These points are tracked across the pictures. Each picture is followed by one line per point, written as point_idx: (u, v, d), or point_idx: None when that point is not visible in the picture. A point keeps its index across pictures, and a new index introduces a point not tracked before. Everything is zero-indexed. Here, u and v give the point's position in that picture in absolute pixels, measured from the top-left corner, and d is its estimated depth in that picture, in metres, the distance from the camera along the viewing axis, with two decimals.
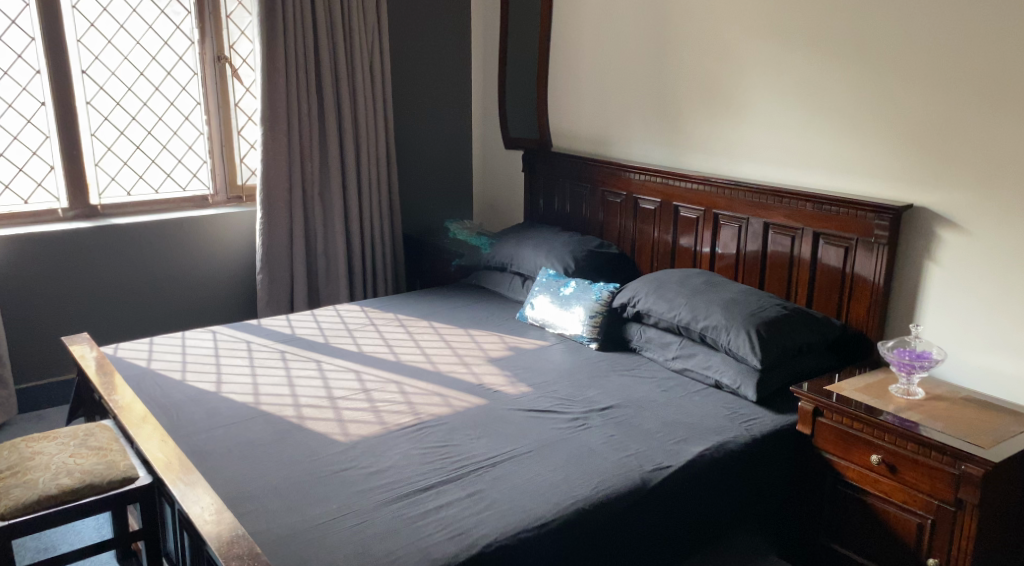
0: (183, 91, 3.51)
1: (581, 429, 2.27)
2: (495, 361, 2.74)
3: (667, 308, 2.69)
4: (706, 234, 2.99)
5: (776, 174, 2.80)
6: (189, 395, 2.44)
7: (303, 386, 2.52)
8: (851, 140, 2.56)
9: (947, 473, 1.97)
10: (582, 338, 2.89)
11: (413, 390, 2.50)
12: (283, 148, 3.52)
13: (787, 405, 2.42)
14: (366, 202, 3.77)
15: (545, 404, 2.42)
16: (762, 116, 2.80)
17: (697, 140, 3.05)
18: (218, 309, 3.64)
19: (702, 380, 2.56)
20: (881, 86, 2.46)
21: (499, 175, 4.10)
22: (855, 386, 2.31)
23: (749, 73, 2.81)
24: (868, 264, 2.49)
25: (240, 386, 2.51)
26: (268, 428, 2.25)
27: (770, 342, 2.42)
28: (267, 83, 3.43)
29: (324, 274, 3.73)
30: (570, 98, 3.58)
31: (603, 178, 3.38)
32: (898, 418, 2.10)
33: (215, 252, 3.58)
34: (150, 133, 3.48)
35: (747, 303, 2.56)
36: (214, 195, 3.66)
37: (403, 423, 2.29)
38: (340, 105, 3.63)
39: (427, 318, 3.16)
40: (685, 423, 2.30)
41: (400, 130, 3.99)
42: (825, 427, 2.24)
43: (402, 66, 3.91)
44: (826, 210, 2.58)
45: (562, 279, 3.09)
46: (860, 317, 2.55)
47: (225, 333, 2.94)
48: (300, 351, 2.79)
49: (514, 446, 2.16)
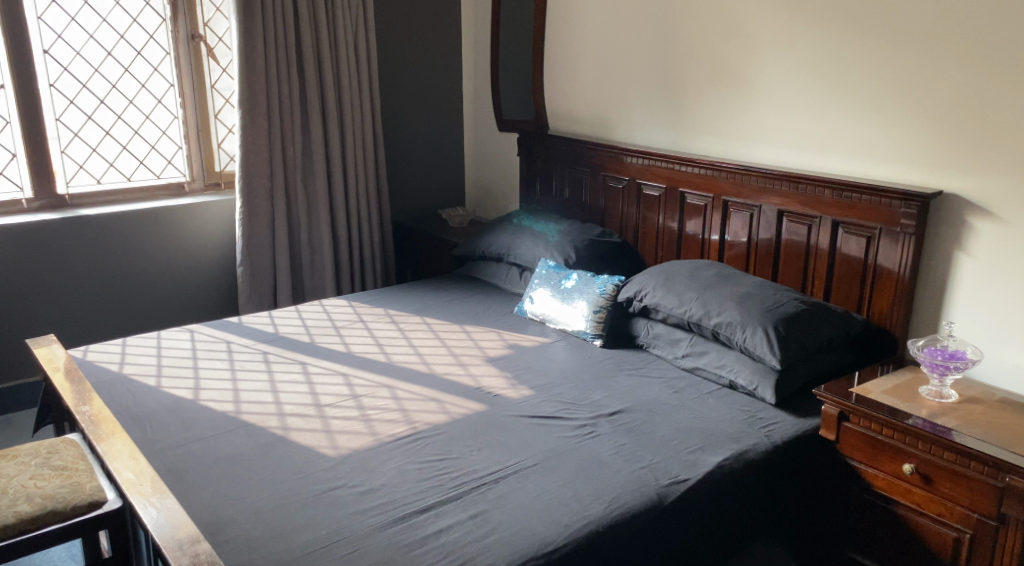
0: (154, 72, 3.29)
1: (589, 437, 2.10)
2: (493, 361, 2.57)
3: (677, 302, 2.52)
4: (715, 221, 2.82)
5: (792, 159, 2.62)
6: (165, 404, 2.25)
7: (288, 392, 2.33)
8: (875, 122, 2.38)
9: (989, 485, 1.83)
10: (585, 334, 2.72)
11: (406, 395, 2.32)
12: (263, 133, 3.31)
13: (807, 407, 2.26)
14: (351, 190, 3.57)
15: (549, 410, 2.24)
16: (776, 96, 2.62)
17: (706, 123, 2.86)
18: (197, 305, 3.44)
19: (715, 380, 2.41)
20: (907, 66, 2.28)
21: (492, 160, 3.91)
22: (882, 388, 2.15)
23: (763, 50, 2.63)
24: (892, 254, 2.32)
25: (220, 392, 2.33)
26: (250, 441, 2.07)
27: (789, 340, 2.26)
28: (244, 63, 3.22)
29: (309, 267, 3.53)
30: (568, 79, 3.39)
31: (603, 163, 3.19)
32: (929, 424, 1.95)
33: (193, 244, 3.38)
34: (119, 117, 3.26)
35: (764, 298, 2.39)
36: (191, 182, 3.45)
37: (397, 434, 2.11)
38: (324, 85, 3.42)
39: (420, 313, 2.98)
40: (700, 430, 2.14)
41: (388, 113, 3.78)
42: (851, 432, 2.09)
43: (388, 43, 3.70)
44: (846, 197, 2.41)
45: (563, 271, 2.92)
46: (883, 311, 2.38)
47: (204, 333, 2.75)
48: (285, 352, 2.61)
49: (518, 459, 2.00)
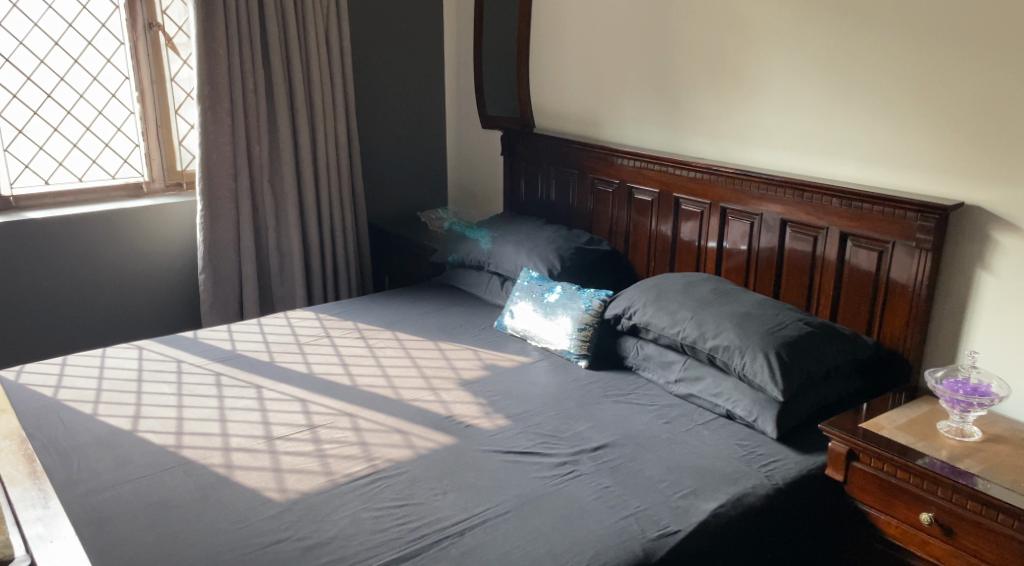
0: (107, 64, 3.05)
1: (569, 478, 1.88)
2: (467, 384, 2.34)
3: (669, 322, 2.30)
4: (711, 229, 2.60)
5: (796, 164, 2.40)
6: (98, 436, 2.03)
7: (237, 422, 2.11)
8: (888, 125, 2.15)
9: (1017, 542, 1.61)
10: (569, 354, 2.49)
11: (368, 426, 2.10)
12: (226, 131, 3.07)
13: (812, 441, 2.04)
14: (323, 192, 3.34)
15: (524, 445, 2.02)
16: (778, 94, 2.39)
17: (702, 122, 2.63)
18: (155, 314, 3.21)
19: (710, 409, 2.19)
20: (926, 61, 2.05)
21: (475, 160, 3.68)
22: (895, 423, 1.93)
23: (765, 45, 2.40)
24: (907, 270, 2.10)
25: (162, 422, 2.10)
26: (189, 483, 1.85)
27: (792, 368, 2.04)
28: (203, 55, 2.97)
29: (277, 275, 3.30)
30: (555, 75, 3.15)
31: (592, 164, 2.97)
32: (948, 467, 1.74)
33: (150, 249, 3.14)
34: (68, 112, 3.03)
35: (765, 318, 2.17)
36: (150, 182, 3.21)
37: (354, 474, 1.89)
38: (292, 79, 3.18)
39: (392, 327, 2.75)
40: (693, 469, 1.92)
41: (364, 108, 3.54)
42: (860, 473, 1.88)
43: (363, 34, 3.45)
44: (856, 207, 2.19)
45: (547, 283, 2.69)
46: (895, 333, 2.16)
47: (154, 350, 2.52)
48: (240, 373, 2.38)
49: (488, 505, 1.78)
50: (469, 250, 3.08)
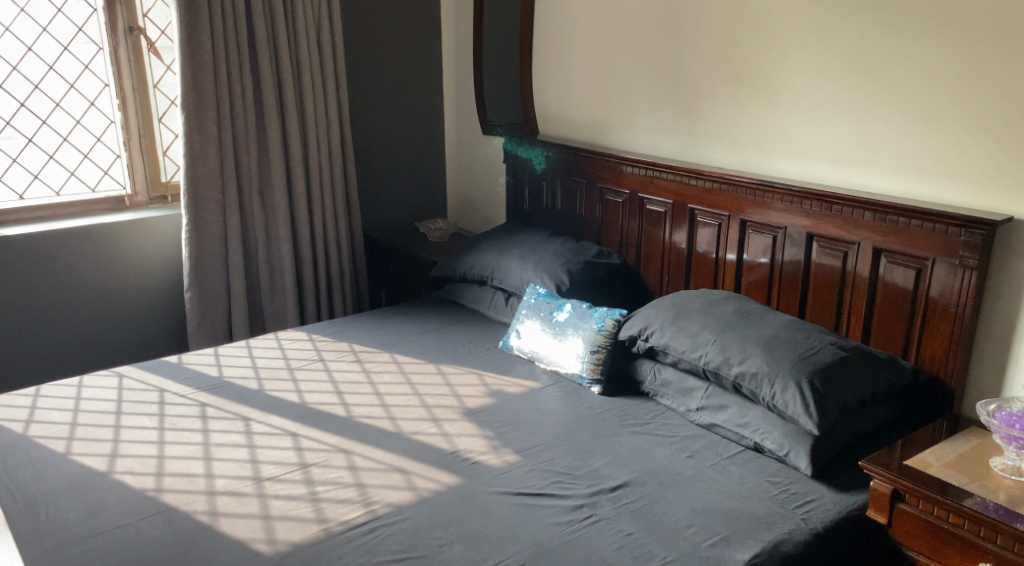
0: (85, 70, 2.88)
1: (587, 524, 1.72)
2: (473, 414, 2.17)
3: (690, 345, 2.13)
4: (731, 242, 2.43)
5: (822, 174, 2.23)
6: (70, 479, 1.86)
7: (222, 461, 1.93)
8: (926, 133, 1.99)
9: None
10: (581, 378, 2.32)
11: (365, 464, 1.92)
12: (212, 140, 2.90)
13: (849, 476, 1.87)
14: (316, 203, 3.17)
15: (537, 485, 1.85)
16: (804, 99, 2.23)
17: (720, 129, 2.47)
18: (138, 334, 3.03)
19: (736, 440, 2.02)
20: (970, 62, 1.88)
21: (476, 167, 3.51)
22: (943, 460, 1.77)
23: (788, 46, 2.23)
24: (949, 289, 1.94)
25: (141, 462, 1.93)
26: (168, 535, 1.67)
27: (827, 398, 1.87)
28: (187, 60, 2.80)
29: (268, 291, 3.13)
30: (560, 79, 2.98)
31: (600, 173, 2.80)
32: (1006, 512, 1.57)
33: (133, 266, 2.96)
34: (44, 122, 2.86)
35: (795, 342, 2.00)
36: (133, 195, 3.03)
37: (350, 521, 1.72)
38: (282, 86, 3.01)
39: (390, 349, 2.57)
40: (722, 511, 1.75)
41: (358, 114, 3.37)
42: (906, 516, 1.71)
43: (356, 36, 3.28)
44: (891, 220, 2.03)
45: (555, 300, 2.52)
46: (936, 357, 2.00)
47: (135, 378, 2.35)
48: (227, 404, 2.21)
49: (499, 558, 1.61)
50: (469, 263, 2.91)
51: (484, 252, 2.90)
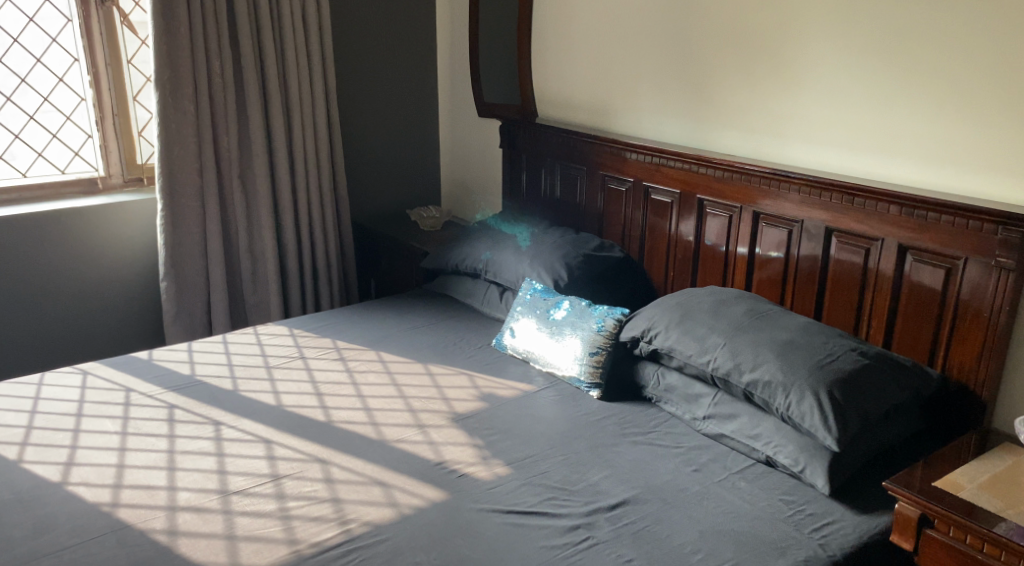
0: (53, 44, 2.70)
1: (584, 548, 1.56)
2: (462, 419, 2.01)
3: (696, 349, 1.97)
4: (741, 236, 2.26)
5: (843, 163, 2.06)
6: (18, 492, 1.70)
7: (187, 471, 1.77)
8: (959, 120, 1.82)
9: None
10: (579, 382, 2.16)
11: (342, 477, 1.76)
12: (189, 120, 2.72)
13: (871, 495, 1.72)
14: (301, 189, 2.99)
15: (529, 502, 1.69)
16: (824, 82, 2.06)
17: (732, 114, 2.29)
18: (111, 324, 2.87)
19: (746, 453, 1.86)
20: (1014, 41, 1.70)
21: (471, 153, 3.34)
22: (976, 481, 1.61)
23: (809, 25, 2.06)
24: (982, 292, 1.77)
25: (98, 471, 1.77)
26: (120, 558, 1.52)
27: (847, 410, 1.71)
28: (162, 33, 2.61)
29: (249, 281, 2.96)
30: (560, 59, 2.80)
31: (602, 160, 2.63)
32: None
33: (105, 253, 2.80)
34: (9, 99, 2.68)
35: (813, 347, 1.84)
36: (106, 177, 2.86)
37: (322, 543, 1.56)
38: (264, 63, 2.83)
39: (376, 347, 2.41)
40: (731, 535, 1.59)
41: (346, 95, 3.19)
42: (934, 543, 1.55)
43: (344, 11, 3.09)
44: (919, 215, 1.86)
45: (552, 297, 2.36)
46: (965, 365, 1.84)
47: (101, 376, 2.19)
48: (197, 406, 2.05)
49: None
50: (461, 255, 2.75)
51: (477, 243, 2.73)
